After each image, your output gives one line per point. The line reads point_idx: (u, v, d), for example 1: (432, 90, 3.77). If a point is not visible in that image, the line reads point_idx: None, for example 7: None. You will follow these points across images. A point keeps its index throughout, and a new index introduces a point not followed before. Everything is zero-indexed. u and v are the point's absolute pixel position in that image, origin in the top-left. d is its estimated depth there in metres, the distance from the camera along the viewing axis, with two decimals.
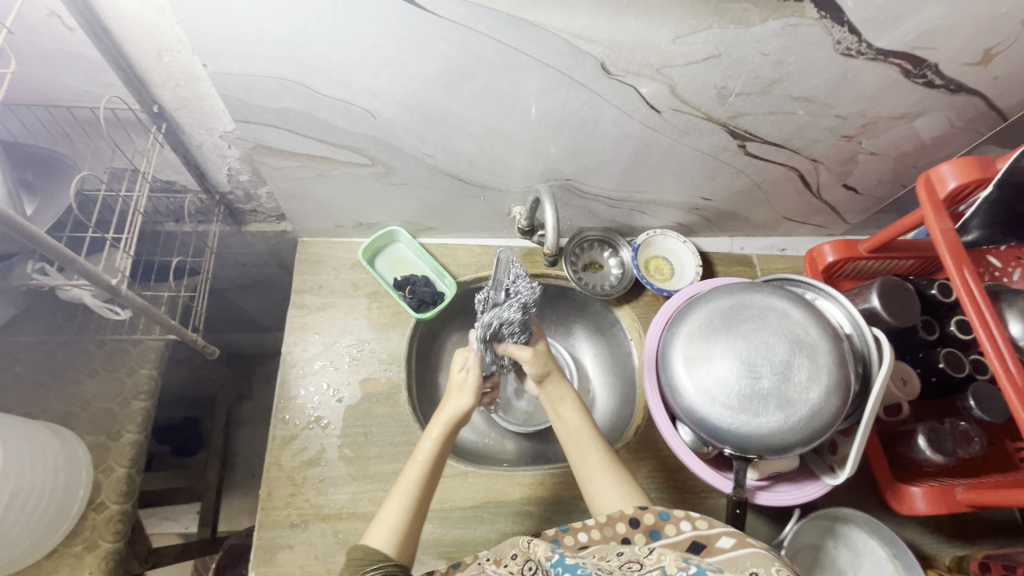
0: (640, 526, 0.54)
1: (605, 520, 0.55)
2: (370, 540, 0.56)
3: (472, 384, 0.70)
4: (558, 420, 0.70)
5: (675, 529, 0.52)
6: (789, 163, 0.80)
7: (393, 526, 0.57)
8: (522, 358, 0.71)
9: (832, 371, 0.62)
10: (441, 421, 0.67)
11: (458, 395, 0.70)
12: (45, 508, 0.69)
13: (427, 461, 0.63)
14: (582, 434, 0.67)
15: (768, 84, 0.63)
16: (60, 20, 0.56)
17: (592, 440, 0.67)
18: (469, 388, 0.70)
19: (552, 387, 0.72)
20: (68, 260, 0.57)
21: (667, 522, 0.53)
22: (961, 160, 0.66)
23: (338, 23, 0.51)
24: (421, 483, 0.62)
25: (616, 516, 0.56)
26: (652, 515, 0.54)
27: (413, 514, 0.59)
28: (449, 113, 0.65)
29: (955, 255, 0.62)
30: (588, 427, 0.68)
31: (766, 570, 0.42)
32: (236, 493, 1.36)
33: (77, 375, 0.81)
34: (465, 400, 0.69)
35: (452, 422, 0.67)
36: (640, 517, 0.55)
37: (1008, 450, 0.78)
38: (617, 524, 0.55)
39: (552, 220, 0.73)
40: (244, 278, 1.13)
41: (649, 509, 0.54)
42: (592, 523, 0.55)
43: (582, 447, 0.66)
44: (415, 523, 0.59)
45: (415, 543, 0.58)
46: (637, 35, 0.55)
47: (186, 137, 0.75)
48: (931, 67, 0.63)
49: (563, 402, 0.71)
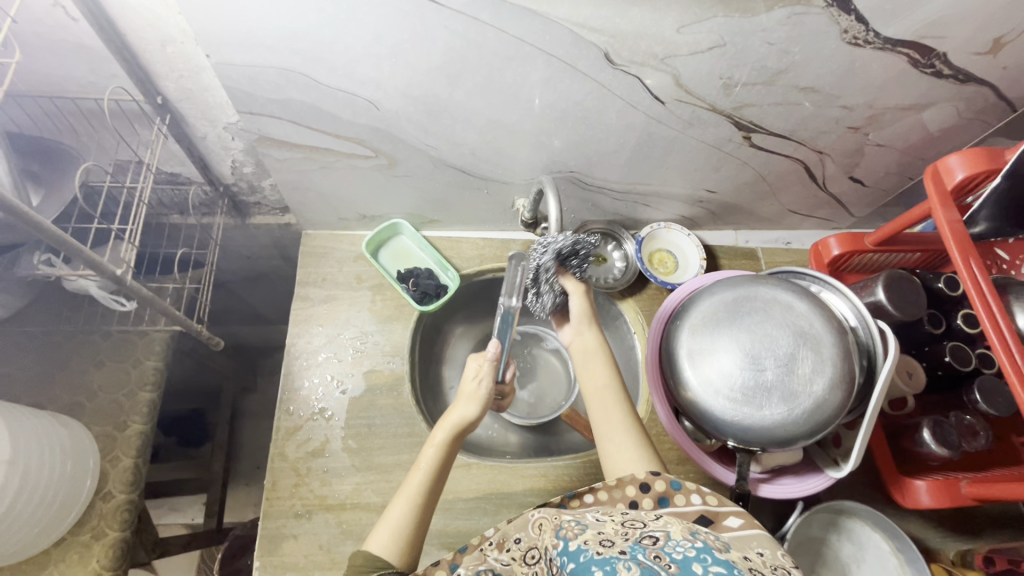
0: (650, 492, 0.54)
1: (615, 483, 0.54)
2: (372, 546, 0.57)
3: (483, 395, 0.66)
4: (587, 369, 0.71)
5: (684, 500, 0.53)
6: (794, 155, 0.80)
7: (395, 530, 0.58)
8: (569, 290, 0.75)
9: (836, 364, 0.61)
10: (445, 425, 0.64)
11: (470, 403, 0.66)
12: (53, 496, 0.70)
13: (429, 472, 0.62)
14: (609, 395, 0.68)
15: (773, 74, 0.63)
16: (63, 11, 0.56)
17: (617, 402, 0.67)
18: (479, 399, 0.66)
19: (592, 337, 0.73)
20: (74, 250, 0.57)
21: (677, 492, 0.53)
22: (970, 151, 0.65)
23: (341, 13, 0.51)
24: (426, 490, 0.61)
25: (626, 479, 0.55)
26: (663, 482, 0.54)
27: (417, 520, 0.59)
28: (451, 104, 0.65)
29: (962, 246, 0.61)
30: (615, 389, 0.69)
31: (772, 552, 0.43)
32: (240, 484, 1.37)
33: (83, 365, 0.82)
34: (473, 408, 0.65)
35: (461, 429, 0.64)
36: (651, 483, 0.54)
37: (1014, 444, 0.78)
38: (626, 487, 0.54)
39: (554, 210, 0.71)
40: (248, 272, 1.14)
41: (660, 476, 0.54)
42: (599, 486, 0.55)
43: (605, 406, 0.67)
44: (420, 528, 0.60)
45: (418, 545, 0.59)
46: (641, 24, 0.54)
47: (190, 129, 0.75)
48: (940, 57, 0.63)
49: (595, 356, 0.72)
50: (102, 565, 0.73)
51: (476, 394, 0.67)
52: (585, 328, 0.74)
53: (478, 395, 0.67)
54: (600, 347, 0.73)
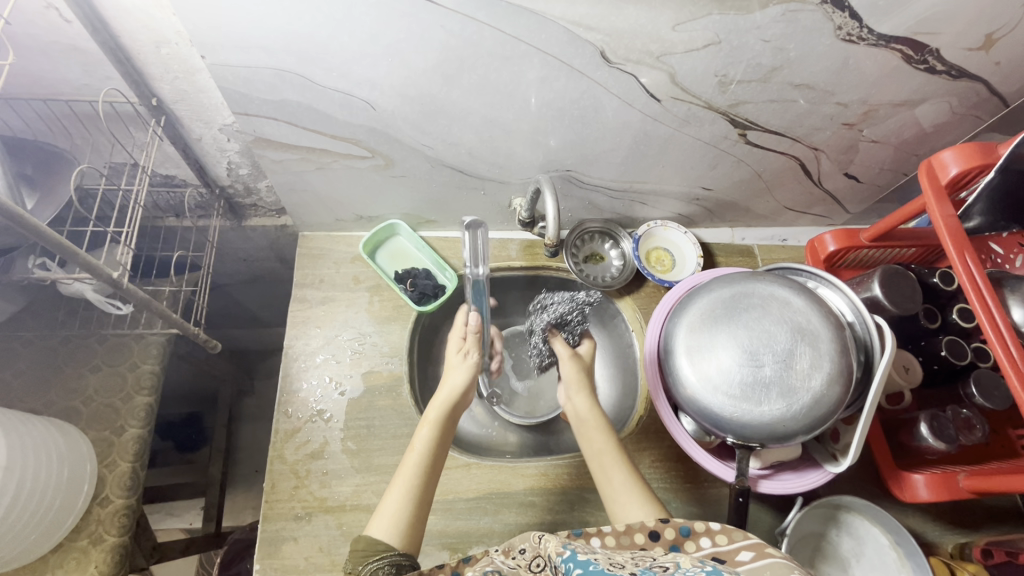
0: (660, 540, 0.52)
1: (624, 529, 0.53)
2: (374, 531, 0.57)
3: (470, 363, 0.71)
4: (582, 437, 0.70)
5: (694, 546, 0.51)
6: (789, 152, 0.80)
7: (397, 513, 0.58)
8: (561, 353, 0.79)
9: (834, 359, 0.62)
10: (437, 402, 0.67)
11: (459, 370, 0.70)
12: (50, 502, 0.69)
13: (424, 451, 0.63)
14: (606, 455, 0.67)
15: (768, 71, 0.63)
16: (56, 13, 0.56)
17: (616, 462, 0.66)
18: (467, 364, 0.71)
19: (585, 404, 0.73)
20: (71, 254, 0.57)
21: (687, 538, 0.51)
22: (964, 147, 0.65)
23: (337, 13, 0.51)
24: (423, 464, 0.62)
25: (635, 526, 0.53)
26: (673, 530, 0.52)
27: (418, 499, 0.60)
28: (448, 103, 0.65)
29: (957, 242, 0.62)
30: (612, 446, 0.68)
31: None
32: (238, 489, 1.36)
33: (80, 370, 0.81)
34: (461, 375, 0.70)
35: (451, 399, 0.67)
36: (660, 530, 0.52)
37: (1010, 437, 0.77)
38: (635, 534, 0.53)
39: (552, 210, 0.72)
40: (245, 274, 1.13)
41: (669, 523, 0.52)
42: (607, 530, 0.53)
43: (605, 468, 0.66)
44: (421, 505, 0.60)
45: (419, 530, 0.58)
46: (637, 22, 0.55)
47: (185, 131, 0.74)
48: (933, 53, 0.63)
49: (590, 423, 0.71)
50: (100, 571, 0.72)
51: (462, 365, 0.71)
52: (581, 399, 0.74)
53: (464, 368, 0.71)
54: (592, 410, 0.72)
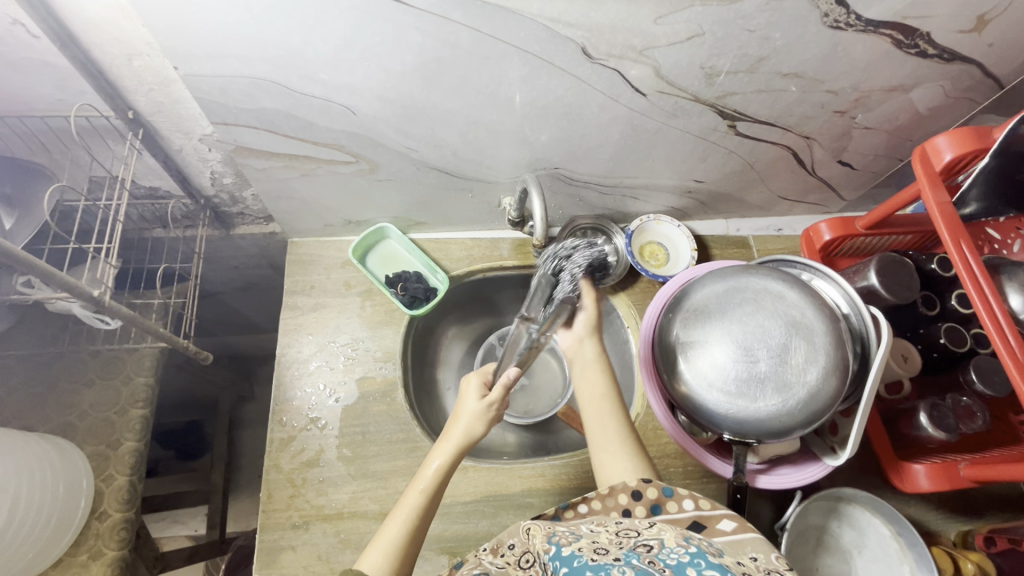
0: (643, 499, 0.56)
1: (608, 492, 0.58)
2: (364, 565, 0.56)
3: (494, 415, 0.67)
4: (581, 378, 0.72)
5: (676, 506, 0.55)
6: (781, 141, 0.78)
7: (387, 551, 0.57)
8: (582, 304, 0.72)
9: (829, 352, 0.60)
10: (446, 446, 0.64)
11: (475, 420, 0.65)
12: (46, 521, 0.70)
13: (427, 491, 0.62)
14: (605, 404, 0.69)
15: (755, 61, 0.62)
16: (24, 28, 0.55)
17: (614, 412, 0.68)
18: (489, 417, 0.66)
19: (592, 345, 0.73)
20: (49, 275, 0.56)
21: (669, 498, 0.55)
22: (957, 131, 0.64)
23: (308, 19, 0.50)
24: (422, 506, 0.61)
25: (619, 488, 0.58)
26: (655, 490, 0.56)
27: (410, 539, 0.59)
28: (429, 105, 0.63)
29: (952, 228, 0.60)
30: (611, 398, 0.70)
31: (767, 556, 0.44)
32: (242, 494, 1.37)
33: (72, 385, 0.81)
34: (478, 426, 0.65)
35: (459, 448, 0.64)
36: (643, 490, 0.57)
37: (1012, 422, 0.76)
38: (619, 495, 0.58)
39: (539, 209, 0.71)
40: (237, 282, 1.12)
41: (653, 484, 0.57)
42: (593, 496, 0.58)
43: (602, 416, 0.68)
44: (413, 544, 0.59)
45: (412, 560, 0.58)
46: (617, 16, 0.53)
47: (164, 141, 0.74)
48: (924, 36, 0.61)
49: (594, 366, 0.72)
50: None
51: (475, 414, 0.66)
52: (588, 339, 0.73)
53: (483, 413, 0.66)
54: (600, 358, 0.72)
